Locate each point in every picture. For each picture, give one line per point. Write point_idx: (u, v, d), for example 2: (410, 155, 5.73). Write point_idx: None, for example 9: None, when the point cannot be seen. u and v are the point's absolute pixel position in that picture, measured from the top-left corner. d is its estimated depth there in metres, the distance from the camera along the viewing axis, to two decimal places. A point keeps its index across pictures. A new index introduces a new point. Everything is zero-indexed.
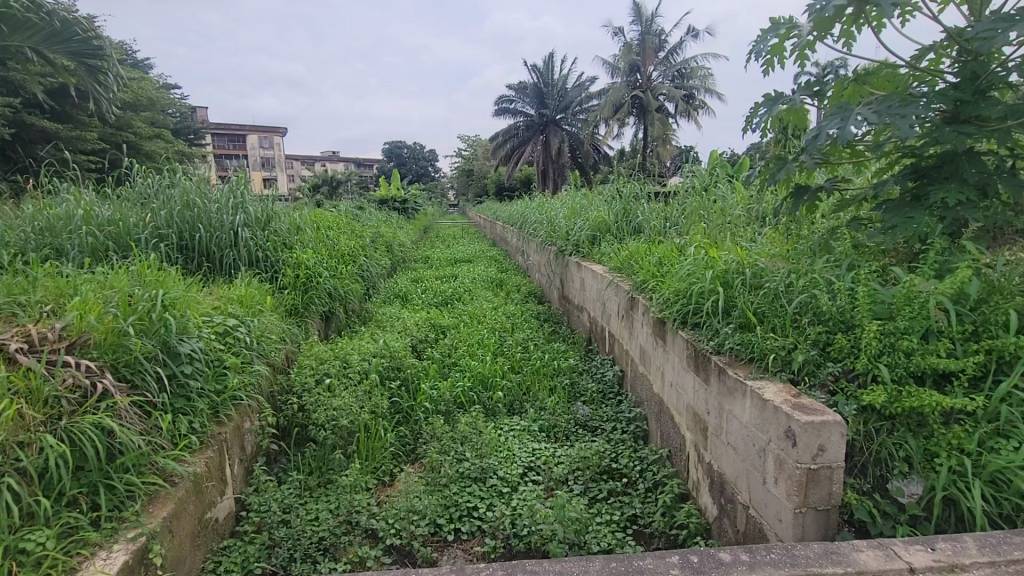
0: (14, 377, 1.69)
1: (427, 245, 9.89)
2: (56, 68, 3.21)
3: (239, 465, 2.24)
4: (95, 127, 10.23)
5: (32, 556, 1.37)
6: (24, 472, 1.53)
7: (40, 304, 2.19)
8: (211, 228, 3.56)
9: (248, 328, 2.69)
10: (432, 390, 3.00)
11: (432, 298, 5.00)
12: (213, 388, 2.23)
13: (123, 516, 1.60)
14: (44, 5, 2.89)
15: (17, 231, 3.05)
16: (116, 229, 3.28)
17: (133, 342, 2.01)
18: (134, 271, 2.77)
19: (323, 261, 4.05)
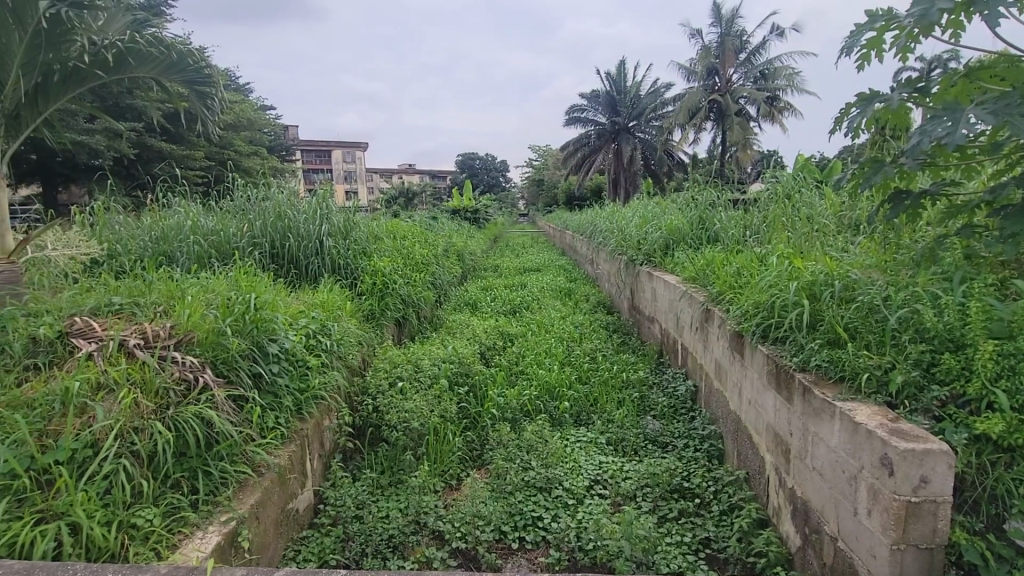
0: (132, 369, 1.92)
1: (496, 253, 10.04)
2: (171, 94, 3.60)
3: (318, 460, 2.38)
4: (202, 147, 11.37)
5: (142, 531, 1.55)
6: (137, 454, 1.72)
7: (155, 305, 2.46)
8: (299, 238, 3.84)
9: (329, 331, 2.86)
10: (499, 397, 3.04)
11: (500, 306, 5.07)
12: (298, 386, 2.38)
13: (217, 501, 1.75)
14: (165, 40, 3.28)
15: (138, 240, 3.45)
16: (218, 239, 3.62)
17: (229, 341, 2.20)
18: (232, 277, 3.04)
19: (398, 269, 4.24)
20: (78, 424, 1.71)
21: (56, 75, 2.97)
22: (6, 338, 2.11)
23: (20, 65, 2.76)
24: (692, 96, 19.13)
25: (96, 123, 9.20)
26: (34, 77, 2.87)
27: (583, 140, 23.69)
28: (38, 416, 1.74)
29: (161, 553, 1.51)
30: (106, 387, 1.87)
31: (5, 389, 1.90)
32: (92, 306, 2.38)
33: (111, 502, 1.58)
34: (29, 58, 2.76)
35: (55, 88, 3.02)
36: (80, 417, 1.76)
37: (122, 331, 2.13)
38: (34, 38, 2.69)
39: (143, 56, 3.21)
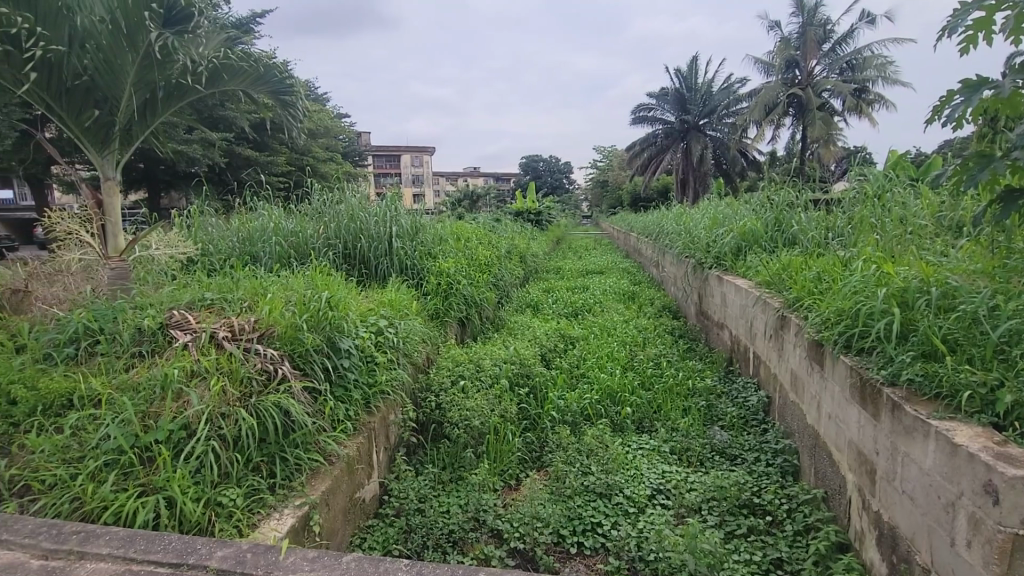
0: (222, 360, 2.09)
1: (558, 255, 10.01)
2: (259, 106, 3.89)
3: (383, 453, 2.47)
4: (284, 154, 12.16)
5: (226, 509, 1.69)
6: (223, 438, 1.87)
7: (241, 300, 2.67)
8: (370, 240, 4.02)
9: (396, 329, 2.97)
10: (559, 400, 3.03)
11: (562, 308, 5.04)
12: (367, 380, 2.49)
13: (292, 486, 1.86)
14: (254, 54, 3.53)
15: (228, 240, 3.76)
16: (297, 240, 3.87)
17: (305, 336, 2.34)
18: (309, 276, 3.23)
19: (462, 270, 4.32)
20: (175, 408, 1.89)
21: (161, 91, 3.27)
22: (116, 327, 2.36)
23: (133, 84, 3.09)
24: (769, 91, 18.14)
25: (194, 133, 10.05)
26: (145, 95, 3.20)
27: (650, 140, 23.10)
28: (142, 399, 1.94)
29: (242, 531, 1.65)
30: (199, 374, 2.05)
31: (116, 373, 2.13)
32: (188, 301, 2.61)
33: (201, 480, 1.74)
34: (140, 77, 3.09)
35: (161, 105, 3.34)
36: (177, 401, 1.94)
37: (212, 324, 2.32)
38: (144, 59, 3.03)
39: (235, 70, 3.48)
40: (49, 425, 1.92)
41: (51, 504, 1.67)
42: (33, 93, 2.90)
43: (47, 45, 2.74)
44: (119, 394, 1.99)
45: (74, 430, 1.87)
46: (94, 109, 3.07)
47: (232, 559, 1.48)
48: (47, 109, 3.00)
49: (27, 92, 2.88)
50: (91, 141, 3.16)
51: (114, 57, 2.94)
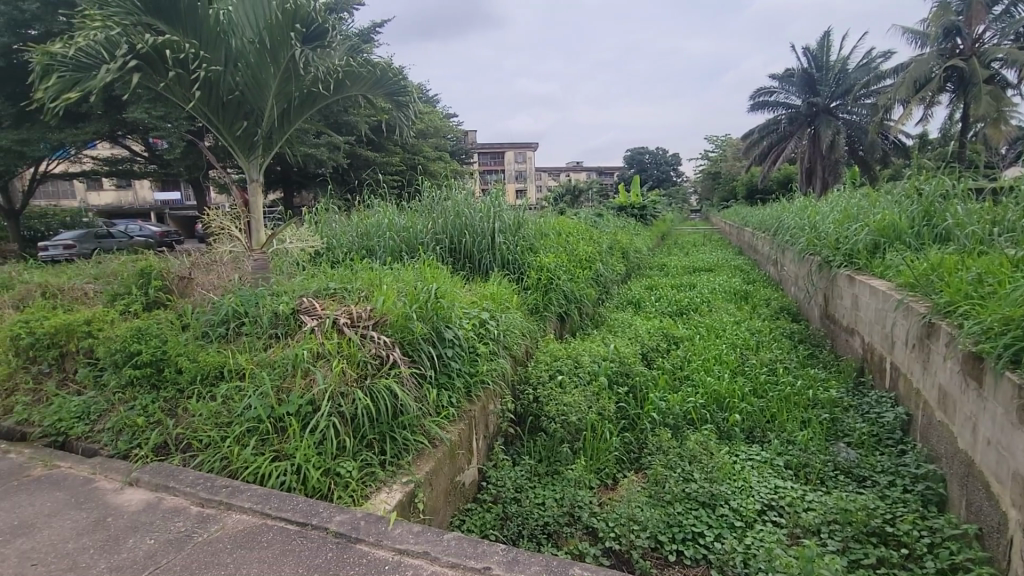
0: (342, 344, 2.30)
1: (663, 251, 9.61)
2: (377, 110, 4.18)
3: (482, 441, 2.57)
4: (399, 154, 12.99)
5: (343, 479, 1.87)
6: (342, 414, 2.06)
7: (358, 290, 2.90)
8: (474, 235, 4.17)
9: (496, 322, 3.05)
10: (660, 401, 2.91)
11: (666, 307, 4.83)
12: (469, 370, 2.59)
13: (400, 463, 2.01)
14: (374, 61, 3.79)
15: (349, 235, 4.12)
16: (408, 235, 4.12)
17: (414, 325, 2.49)
18: (418, 269, 3.43)
19: (562, 265, 4.32)
20: (304, 385, 2.13)
21: (297, 101, 3.65)
22: (257, 311, 2.69)
23: (274, 95, 3.48)
24: (919, 65, 15.79)
25: (321, 137, 11.06)
26: (284, 105, 3.58)
27: (770, 127, 21.27)
28: (277, 375, 2.21)
29: (357, 500, 1.81)
30: (323, 356, 2.28)
31: (257, 351, 2.44)
32: (315, 290, 2.91)
33: (323, 452, 1.94)
34: (280, 89, 3.47)
35: (296, 113, 3.72)
36: (305, 378, 2.17)
37: (335, 311, 2.56)
38: (283, 72, 3.40)
39: (358, 76, 3.75)
40: (206, 392, 2.25)
41: (206, 460, 1.99)
42: (199, 109, 3.39)
43: (209, 66, 3.18)
44: (259, 369, 2.27)
45: (224, 398, 2.18)
46: (243, 120, 3.52)
47: (348, 524, 1.64)
48: (209, 122, 3.48)
49: (194, 108, 3.37)
50: (241, 148, 3.63)
51: (260, 72, 3.34)
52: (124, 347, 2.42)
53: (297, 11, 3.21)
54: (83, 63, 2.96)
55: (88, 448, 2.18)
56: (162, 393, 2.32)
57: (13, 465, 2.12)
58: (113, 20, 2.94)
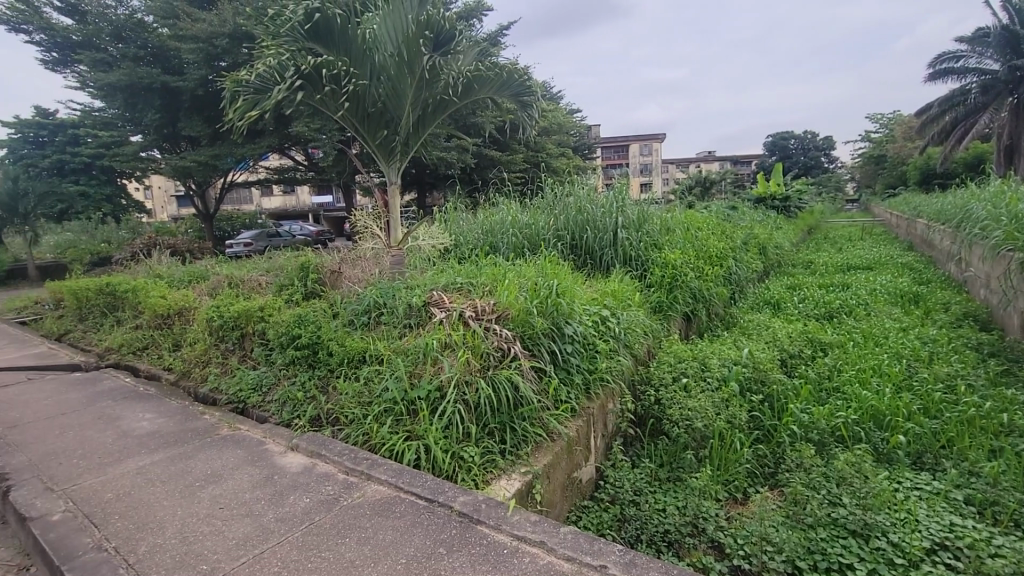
0: (468, 335, 2.41)
1: (810, 247, 8.62)
2: (504, 110, 4.31)
3: (601, 439, 2.54)
4: (523, 152, 13.26)
5: (466, 463, 1.97)
6: (466, 402, 2.17)
7: (483, 285, 3.03)
8: (596, 230, 4.12)
9: (618, 320, 2.99)
10: (802, 413, 2.63)
11: (811, 309, 4.33)
12: (588, 367, 2.57)
13: (519, 454, 2.06)
14: (501, 63, 3.92)
15: (475, 232, 4.32)
16: (531, 231, 4.20)
17: (535, 320, 2.53)
18: (540, 265, 3.48)
19: (690, 262, 4.09)
20: (433, 372, 2.28)
21: (431, 107, 3.90)
22: (394, 302, 2.94)
23: (410, 103, 3.77)
24: None
25: (451, 140, 11.70)
26: (419, 111, 3.86)
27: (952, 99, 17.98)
28: (410, 361, 2.39)
29: (479, 484, 1.90)
30: (450, 346, 2.42)
31: (394, 339, 2.67)
32: (444, 284, 3.09)
33: (449, 436, 2.06)
34: (416, 97, 3.74)
35: (430, 118, 3.98)
36: (434, 366, 2.33)
37: (462, 305, 2.70)
38: (418, 80, 3.67)
39: (485, 80, 3.91)
40: (352, 373, 2.52)
41: (352, 434, 2.23)
42: (347, 119, 3.78)
43: (357, 81, 3.55)
44: (395, 356, 2.48)
45: (365, 379, 2.42)
46: (385, 127, 3.86)
47: (471, 506, 1.72)
48: (356, 131, 3.87)
49: (343, 118, 3.77)
50: (383, 154, 3.99)
51: (399, 83, 3.64)
52: (288, 330, 2.79)
53: (430, 23, 3.47)
54: (259, 85, 3.50)
55: (261, 415, 2.57)
56: (317, 372, 2.64)
57: (208, 425, 2.57)
58: (284, 47, 3.43)
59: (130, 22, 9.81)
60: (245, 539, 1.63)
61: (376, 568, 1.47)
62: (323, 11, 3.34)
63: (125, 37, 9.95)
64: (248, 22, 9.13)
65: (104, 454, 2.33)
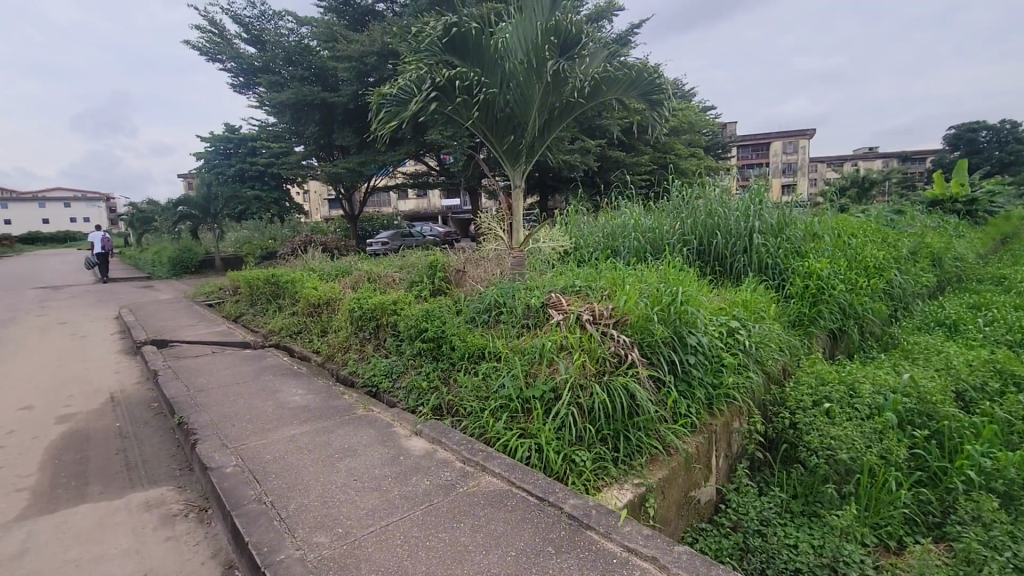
0: (584, 339, 2.39)
1: (1004, 259, 7.16)
2: (631, 111, 4.21)
3: (723, 459, 2.37)
4: (649, 153, 12.81)
5: (577, 467, 1.95)
6: (580, 406, 2.15)
7: (602, 289, 2.98)
8: (727, 235, 3.85)
9: (748, 333, 2.75)
10: (983, 458, 2.20)
11: (1001, 334, 3.60)
12: (712, 381, 2.40)
13: (632, 464, 2.00)
14: (630, 63, 3.82)
15: (596, 235, 4.27)
16: (654, 236, 4.05)
17: (655, 327, 2.42)
18: (662, 271, 3.34)
19: (840, 272, 3.64)
20: (548, 373, 2.30)
21: (557, 112, 3.93)
22: (514, 302, 3.01)
23: (537, 108, 3.83)
24: None
25: (575, 143, 11.69)
26: (546, 115, 3.91)
27: None
28: (526, 361, 2.44)
29: (589, 490, 1.88)
30: (566, 348, 2.41)
31: (511, 338, 2.74)
32: (562, 287, 3.10)
33: (561, 438, 2.07)
34: (542, 101, 3.79)
35: (556, 122, 4.01)
36: (549, 367, 2.34)
37: (579, 308, 2.68)
38: (546, 85, 3.72)
39: (613, 81, 3.85)
40: (471, 368, 2.64)
41: (469, 425, 2.33)
42: (477, 126, 3.96)
43: (487, 89, 3.71)
44: (513, 354, 2.55)
45: (484, 375, 2.52)
46: (512, 132, 3.98)
47: (581, 509, 1.70)
48: (485, 137, 4.04)
49: (474, 125, 3.96)
50: (509, 159, 4.11)
51: (526, 89, 3.73)
52: (417, 324, 3.01)
53: (557, 28, 3.54)
54: (401, 97, 3.81)
55: (390, 399, 2.79)
56: (440, 364, 2.81)
57: (346, 404, 2.86)
58: (422, 61, 3.69)
59: (299, 47, 11.26)
60: (373, 510, 1.78)
61: (487, 556, 1.52)
62: (459, 25, 3.56)
63: (295, 61, 11.42)
64: (394, 40, 9.96)
65: (265, 421, 2.70)
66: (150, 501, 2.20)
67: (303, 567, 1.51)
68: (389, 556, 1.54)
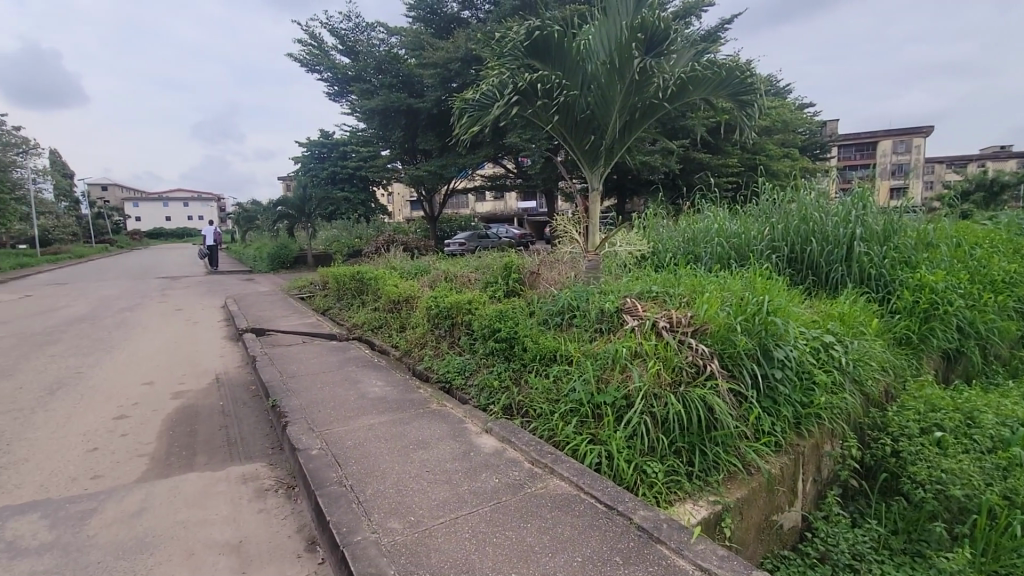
0: (660, 347, 2.31)
1: None
2: (718, 111, 4.02)
3: (811, 484, 2.19)
4: (737, 154, 12.13)
5: (648, 478, 1.89)
6: (653, 416, 2.08)
7: (681, 296, 2.87)
8: (823, 242, 3.56)
9: (844, 349, 2.53)
10: None
11: None
12: (800, 399, 2.23)
13: (708, 481, 1.90)
14: (719, 62, 3.65)
15: (676, 240, 4.12)
16: (740, 242, 3.83)
17: (738, 338, 2.29)
18: (748, 278, 3.16)
19: (959, 286, 3.24)
20: (621, 380, 2.25)
21: (639, 113, 3.84)
22: (588, 306, 2.98)
23: (618, 109, 3.77)
24: None
25: (657, 144, 11.33)
26: (626, 117, 3.83)
27: None
28: (598, 366, 2.40)
29: (661, 503, 1.81)
30: (641, 355, 2.35)
31: (584, 342, 2.71)
32: (639, 292, 3.02)
33: (633, 447, 2.01)
34: (624, 102, 3.72)
35: (637, 124, 3.92)
36: (622, 374, 2.29)
37: (656, 314, 2.59)
38: (628, 87, 3.65)
39: (701, 80, 3.69)
40: (543, 370, 2.64)
41: (539, 427, 2.33)
42: (557, 129, 3.97)
43: (568, 92, 3.70)
44: (585, 358, 2.52)
45: (555, 378, 2.51)
46: (591, 135, 3.94)
47: (651, 522, 1.65)
48: (564, 140, 4.04)
49: (553, 128, 3.97)
50: (587, 161, 4.07)
51: (608, 91, 3.68)
52: (490, 324, 3.05)
53: (644, 26, 3.45)
54: (482, 102, 3.88)
55: (463, 396, 2.86)
56: (512, 364, 2.83)
57: (421, 398, 2.97)
58: (505, 66, 3.76)
59: (388, 56, 11.85)
60: (444, 503, 1.83)
61: (553, 559, 1.51)
62: (542, 29, 3.57)
63: (385, 69, 12.04)
64: (478, 46, 10.19)
65: (347, 408, 2.87)
66: (246, 475, 2.41)
67: (377, 549, 1.58)
68: (456, 548, 1.57)
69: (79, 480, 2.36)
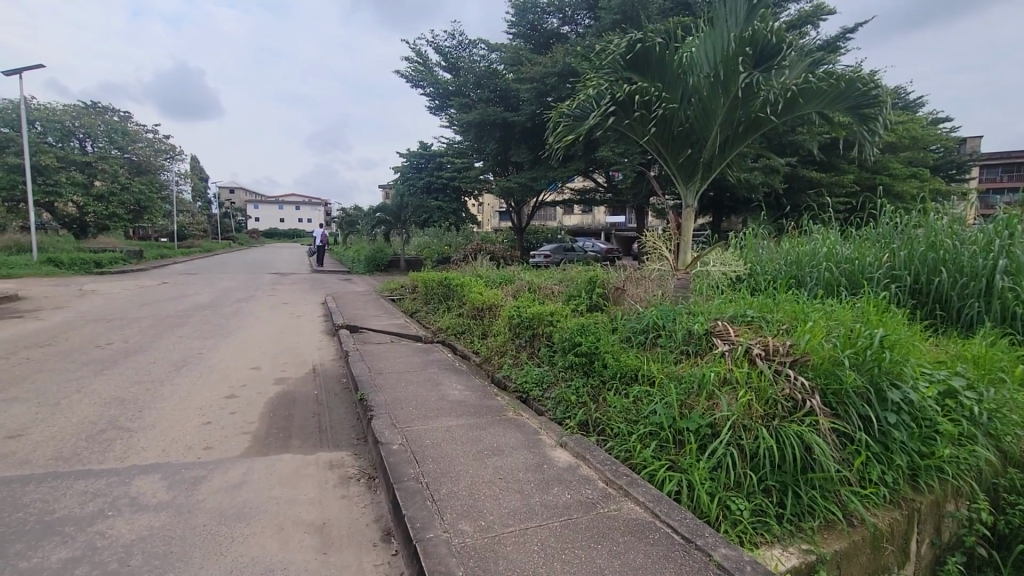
0: (753, 376, 2.15)
1: None
2: (834, 126, 3.71)
3: (928, 547, 1.93)
4: (853, 172, 11.09)
5: (732, 515, 1.76)
6: (742, 449, 1.94)
7: (779, 323, 2.67)
8: (955, 273, 3.15)
9: (977, 396, 2.20)
10: None
11: None
12: (918, 448, 1.97)
13: (801, 527, 1.74)
14: (840, 74, 3.34)
15: (777, 262, 3.85)
16: (852, 268, 3.50)
17: (845, 373, 2.06)
18: (861, 309, 2.87)
19: None
20: (707, 407, 2.12)
21: (742, 127, 3.64)
22: (675, 326, 2.85)
23: (719, 123, 3.60)
24: None
25: (759, 161, 10.66)
26: (728, 132, 3.65)
27: None
28: (683, 390, 2.28)
29: (745, 543, 1.67)
30: (730, 383, 2.20)
31: (669, 363, 2.59)
32: (731, 315, 2.85)
33: (718, 479, 1.88)
34: (726, 116, 3.55)
35: (740, 139, 3.72)
36: (709, 401, 2.16)
37: (750, 340, 2.42)
38: (732, 100, 3.48)
39: (815, 93, 3.42)
40: (622, 389, 2.55)
41: (616, 448, 2.26)
42: (652, 142, 3.87)
43: (666, 104, 3.59)
44: (668, 380, 2.40)
45: (635, 398, 2.42)
46: (688, 149, 3.79)
47: (733, 562, 1.53)
48: (659, 154, 3.92)
49: (648, 141, 3.87)
50: (682, 176, 3.93)
51: (709, 104, 3.53)
52: (571, 337, 3.01)
53: (753, 38, 3.28)
54: (578, 113, 3.87)
55: (540, 408, 2.86)
56: (590, 379, 2.78)
57: (499, 405, 3.00)
58: (603, 78, 3.73)
59: (488, 72, 12.24)
60: (515, 512, 1.83)
61: None
62: (644, 41, 3.51)
63: (483, 84, 12.44)
64: (575, 59, 10.27)
65: (428, 408, 2.96)
66: (332, 462, 2.57)
67: (447, 549, 1.61)
68: (525, 559, 1.56)
69: (193, 449, 2.64)
